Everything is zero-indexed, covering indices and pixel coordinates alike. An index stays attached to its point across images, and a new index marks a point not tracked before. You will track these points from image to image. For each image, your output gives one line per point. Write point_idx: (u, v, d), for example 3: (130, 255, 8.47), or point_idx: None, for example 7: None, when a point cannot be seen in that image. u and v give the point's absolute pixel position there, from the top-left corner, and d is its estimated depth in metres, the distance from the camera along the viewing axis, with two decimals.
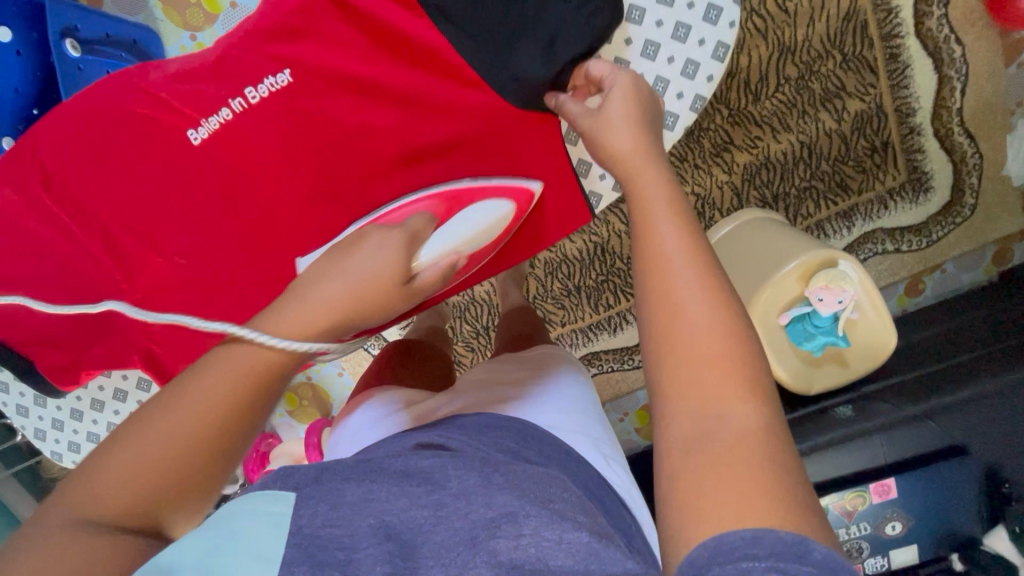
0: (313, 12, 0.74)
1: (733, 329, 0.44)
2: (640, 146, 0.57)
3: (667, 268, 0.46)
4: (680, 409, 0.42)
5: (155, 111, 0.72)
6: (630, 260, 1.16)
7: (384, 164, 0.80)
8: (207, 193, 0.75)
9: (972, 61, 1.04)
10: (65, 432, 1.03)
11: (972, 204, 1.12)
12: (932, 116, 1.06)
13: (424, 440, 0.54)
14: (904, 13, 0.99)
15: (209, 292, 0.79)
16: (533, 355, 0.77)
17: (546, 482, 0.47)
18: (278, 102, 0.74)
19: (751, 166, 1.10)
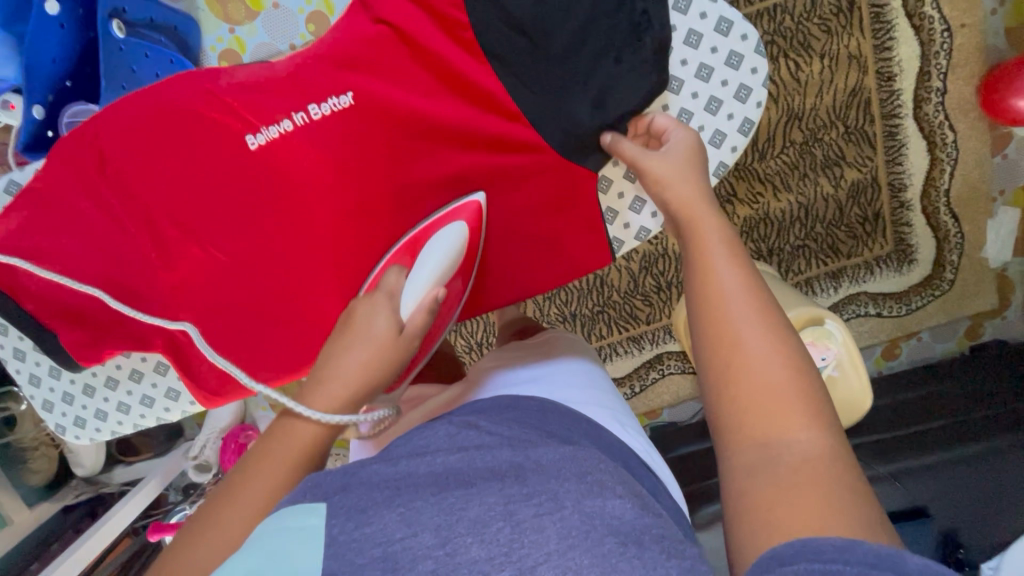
0: (384, 45, 0.76)
1: (795, 361, 0.47)
2: (699, 198, 0.65)
3: (725, 305, 0.52)
4: (747, 438, 0.45)
5: (218, 113, 0.74)
6: (627, 294, 1.20)
7: (426, 188, 0.80)
8: (257, 190, 0.77)
9: (965, 148, 1.11)
10: (72, 407, 0.95)
11: (950, 278, 1.19)
12: (921, 194, 1.13)
13: (461, 420, 0.61)
14: (905, 96, 1.07)
15: (244, 288, 0.80)
16: (535, 342, 0.88)
17: (575, 458, 0.52)
18: (341, 119, 0.76)
19: (750, 219, 1.15)
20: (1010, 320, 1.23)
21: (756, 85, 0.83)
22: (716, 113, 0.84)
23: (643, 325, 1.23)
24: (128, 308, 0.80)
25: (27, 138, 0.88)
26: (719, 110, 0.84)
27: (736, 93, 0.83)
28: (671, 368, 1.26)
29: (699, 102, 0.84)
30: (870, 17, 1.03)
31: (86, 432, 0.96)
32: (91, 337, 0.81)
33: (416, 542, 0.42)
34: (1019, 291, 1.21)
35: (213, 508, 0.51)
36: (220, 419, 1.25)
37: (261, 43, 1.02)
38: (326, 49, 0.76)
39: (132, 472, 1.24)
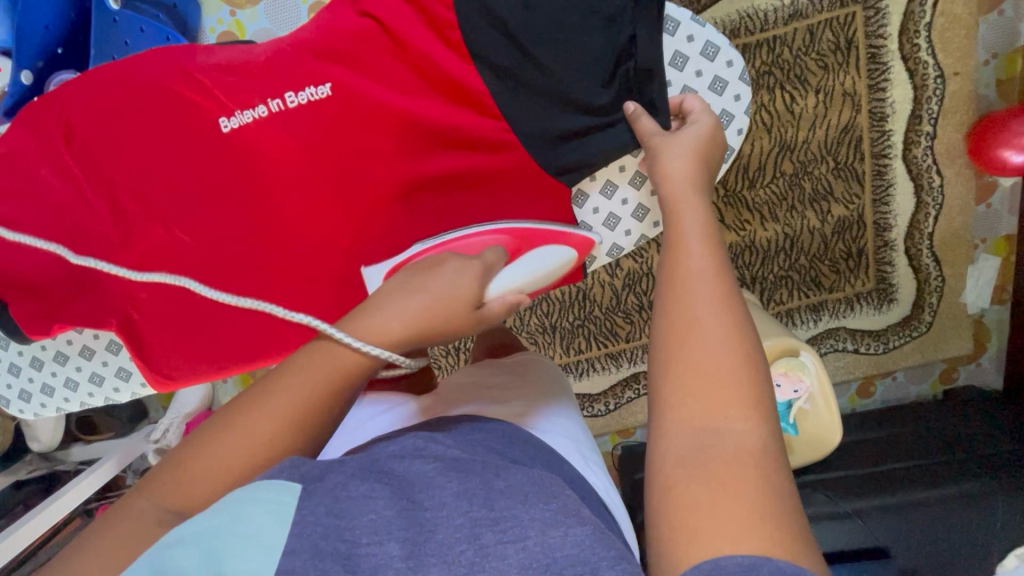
0: (366, 39, 0.74)
1: (748, 354, 0.45)
2: (686, 186, 0.61)
3: (689, 285, 0.49)
4: (681, 420, 0.42)
5: (192, 92, 0.73)
6: (608, 310, 1.20)
7: (398, 183, 0.79)
8: (229, 163, 0.76)
9: (950, 193, 1.13)
10: (19, 380, 0.93)
11: (928, 321, 1.20)
12: (905, 235, 1.14)
13: (421, 434, 0.59)
14: (895, 138, 1.09)
15: (211, 270, 0.79)
16: (517, 360, 0.86)
17: (542, 481, 0.49)
18: (317, 108, 0.75)
19: (736, 246, 1.16)
20: (983, 366, 1.25)
21: (738, 112, 0.82)
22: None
23: (622, 342, 1.22)
24: (89, 282, 0.78)
25: (12, 102, 0.87)
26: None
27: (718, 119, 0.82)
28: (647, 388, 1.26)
29: None
30: (867, 56, 1.04)
31: (31, 406, 0.94)
32: (44, 311, 0.78)
33: (381, 551, 0.43)
34: (994, 339, 1.22)
35: (244, 403, 0.51)
36: (185, 404, 1.23)
37: (262, 28, 1.02)
38: (308, 37, 0.75)
39: (89, 452, 1.21)
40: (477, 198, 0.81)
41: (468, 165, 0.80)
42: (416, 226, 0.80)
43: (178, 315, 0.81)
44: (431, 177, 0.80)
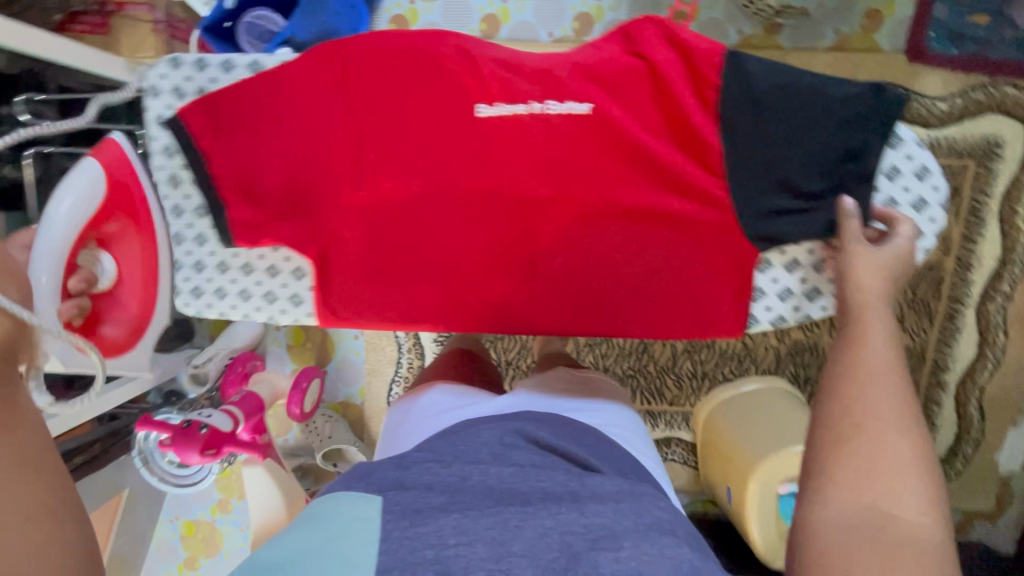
0: (634, 74, 0.69)
1: (923, 461, 0.48)
2: (878, 285, 0.62)
3: (862, 383, 0.53)
4: (847, 501, 0.46)
5: (461, 75, 0.70)
6: (663, 369, 1.23)
7: (600, 221, 0.72)
8: (459, 149, 0.72)
9: (1011, 354, 1.17)
10: (198, 277, 0.81)
11: (958, 468, 1.23)
12: (959, 381, 1.19)
13: (512, 429, 0.67)
14: (973, 289, 1.14)
15: (375, 240, 0.76)
16: (585, 377, 0.92)
17: (633, 492, 0.58)
18: (557, 129, 0.70)
19: (799, 344, 1.19)
20: (998, 527, 1.26)
21: (929, 234, 0.71)
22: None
23: (666, 404, 1.25)
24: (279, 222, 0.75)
25: (210, 22, 0.91)
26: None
27: None
28: (676, 455, 1.27)
29: None
30: (969, 208, 1.11)
31: (198, 304, 0.81)
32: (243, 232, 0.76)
33: (469, 551, 0.49)
34: (1015, 505, 1.24)
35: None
36: (235, 339, 1.23)
37: (431, 21, 1.12)
38: (577, 59, 0.70)
39: None
40: (676, 258, 0.72)
41: (686, 219, 0.71)
42: (612, 259, 0.73)
43: (350, 274, 0.78)
44: (640, 222, 0.72)
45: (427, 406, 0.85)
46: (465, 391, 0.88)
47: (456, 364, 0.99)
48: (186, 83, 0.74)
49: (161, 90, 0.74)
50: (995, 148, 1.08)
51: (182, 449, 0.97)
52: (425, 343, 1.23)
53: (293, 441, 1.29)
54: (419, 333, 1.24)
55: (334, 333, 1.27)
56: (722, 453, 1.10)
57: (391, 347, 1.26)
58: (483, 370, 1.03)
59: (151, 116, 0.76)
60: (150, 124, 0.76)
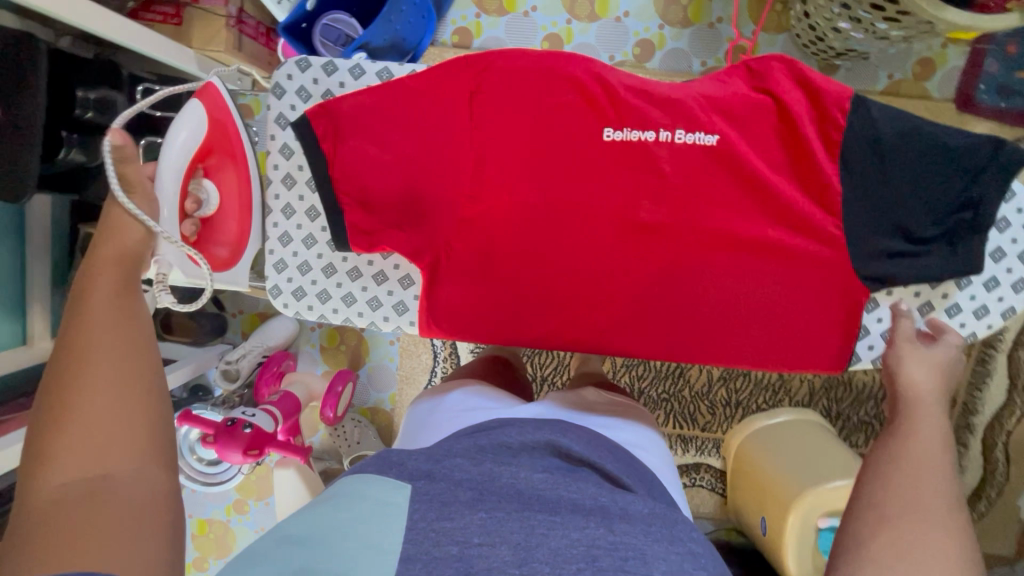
0: (759, 110, 0.70)
1: (968, 553, 0.47)
2: (926, 385, 0.64)
3: (904, 467, 0.54)
4: (883, 564, 0.46)
5: (591, 99, 0.71)
6: (697, 395, 1.24)
7: (711, 252, 0.73)
8: (579, 170, 0.73)
9: None
10: (302, 277, 0.84)
11: (982, 510, 1.24)
12: (988, 424, 1.21)
13: (545, 438, 0.64)
14: (1007, 335, 1.17)
15: (479, 252, 0.76)
16: (619, 402, 0.89)
17: (665, 516, 0.55)
18: (683, 158, 0.71)
19: (833, 378, 1.21)
20: None
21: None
22: (988, 291, 0.75)
23: (697, 430, 1.25)
24: (386, 226, 0.75)
25: (290, 23, 0.87)
26: (992, 289, 0.75)
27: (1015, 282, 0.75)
28: (704, 481, 1.27)
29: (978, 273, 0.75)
30: None
31: (297, 305, 0.85)
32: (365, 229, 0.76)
33: (492, 553, 0.48)
34: None
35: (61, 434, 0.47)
36: (271, 337, 1.22)
37: (495, 36, 1.13)
38: (711, 89, 0.71)
39: (157, 349, 1.19)
40: (784, 291, 0.73)
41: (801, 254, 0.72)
42: (718, 287, 0.74)
43: (450, 284, 0.78)
44: (754, 254, 0.73)
45: (459, 401, 0.84)
46: (491, 391, 0.87)
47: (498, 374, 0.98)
48: (313, 85, 0.80)
49: (286, 89, 0.80)
50: None
51: (223, 447, 0.98)
52: (462, 353, 1.23)
53: (318, 445, 1.28)
54: (456, 342, 1.23)
55: (368, 338, 1.26)
56: (757, 483, 1.10)
57: (426, 355, 1.25)
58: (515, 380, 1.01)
59: (272, 116, 0.81)
60: (272, 124, 0.81)
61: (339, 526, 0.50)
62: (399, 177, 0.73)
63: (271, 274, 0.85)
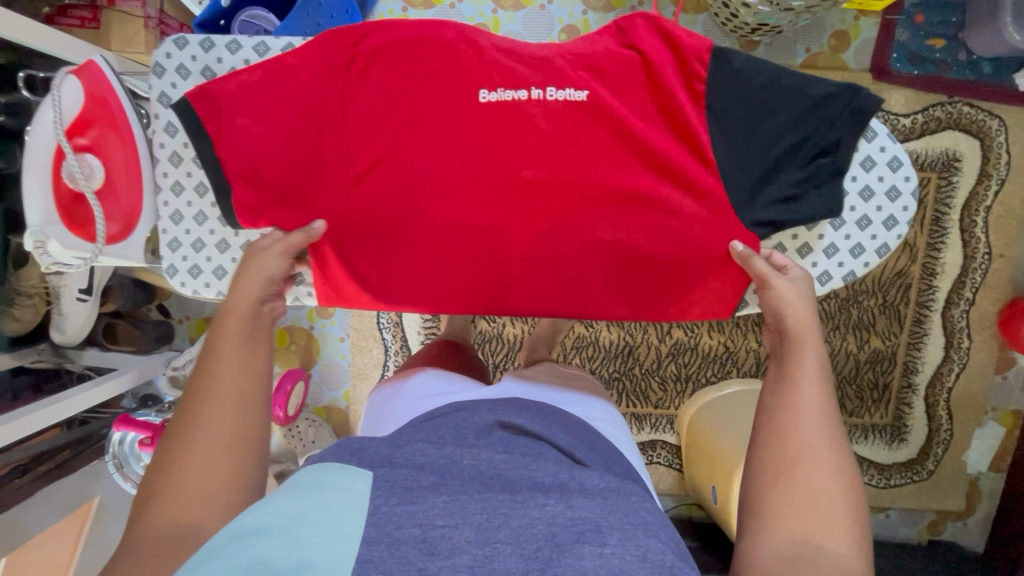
0: (625, 66, 0.74)
1: (850, 491, 0.55)
2: (801, 320, 0.68)
3: (795, 421, 0.60)
4: (787, 530, 0.54)
5: (463, 64, 0.74)
6: (648, 371, 1.25)
7: (595, 204, 0.75)
8: (461, 132, 0.75)
9: (975, 357, 1.23)
10: (197, 255, 0.85)
11: (930, 468, 1.27)
12: (928, 382, 1.24)
13: (492, 418, 0.63)
14: (939, 295, 1.20)
15: (374, 219, 0.77)
16: (575, 373, 0.88)
17: (623, 490, 0.51)
18: (560, 113, 0.74)
19: None
20: (969, 527, 1.30)
21: (903, 221, 0.79)
22: (861, 231, 0.79)
23: (650, 407, 1.27)
24: (281, 199, 0.78)
25: (206, 19, 0.90)
26: (865, 229, 0.79)
27: (884, 221, 0.79)
28: (661, 458, 1.29)
29: (852, 215, 0.79)
30: (931, 218, 1.18)
31: (195, 283, 0.85)
32: (260, 203, 0.78)
33: (456, 534, 0.44)
34: (984, 504, 1.29)
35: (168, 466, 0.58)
36: None
37: None
38: (582, 48, 0.75)
39: (101, 359, 1.18)
40: (675, 239, 0.75)
41: (675, 198, 0.74)
42: (607, 237, 0.76)
43: (348, 254, 0.79)
44: (634, 202, 0.75)
45: (417, 388, 0.79)
46: (442, 376, 0.82)
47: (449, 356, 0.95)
48: (191, 61, 0.82)
49: (166, 68, 0.82)
50: (954, 162, 1.15)
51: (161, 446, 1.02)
52: (412, 345, 1.23)
53: None
54: (405, 335, 1.23)
55: (319, 336, 1.26)
56: (706, 453, 1.11)
57: (378, 350, 1.25)
58: (470, 362, 0.99)
59: (154, 95, 0.83)
60: (154, 103, 0.83)
61: (300, 515, 0.45)
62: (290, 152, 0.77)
63: (166, 255, 0.86)
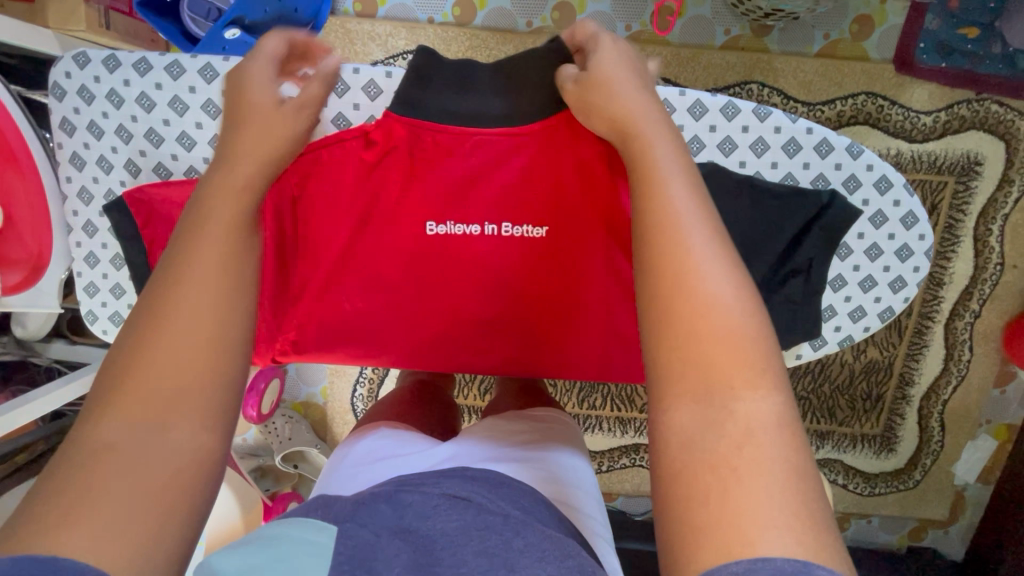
0: (582, 190, 0.69)
1: (739, 301, 0.39)
2: (642, 116, 0.53)
3: (673, 231, 0.42)
4: (691, 401, 0.36)
5: (411, 194, 0.71)
6: None
7: (549, 334, 0.76)
8: (411, 261, 0.73)
9: (974, 371, 1.19)
10: (118, 302, 0.81)
11: (917, 479, 1.25)
12: (924, 394, 1.20)
13: (449, 489, 0.55)
14: (944, 306, 1.14)
15: (337, 338, 0.78)
16: (540, 416, 0.82)
17: (560, 541, 0.50)
18: (515, 246, 0.72)
19: None
20: (950, 535, 1.30)
21: (911, 284, 0.74)
22: (863, 293, 0.74)
23: (635, 411, 1.23)
24: None
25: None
26: (868, 291, 0.74)
27: (890, 283, 0.74)
28: (642, 460, 1.27)
29: (857, 276, 0.74)
30: (944, 224, 1.10)
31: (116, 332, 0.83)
32: None
33: None
34: (968, 514, 1.28)
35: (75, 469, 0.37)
36: None
37: (401, 4, 1.04)
38: (521, 168, 0.69)
39: (68, 352, 1.13)
40: (620, 365, 0.77)
41: (617, 309, 0.74)
42: (559, 364, 0.78)
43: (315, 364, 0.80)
44: (592, 324, 0.75)
45: (366, 451, 0.75)
46: (391, 453, 0.73)
47: (418, 397, 0.91)
48: (93, 82, 0.74)
49: (66, 89, 0.75)
50: (975, 166, 1.06)
51: None
52: None
53: (252, 440, 1.27)
54: None
55: None
56: None
57: None
58: (442, 402, 0.94)
59: (56, 120, 0.76)
60: (55, 130, 0.76)
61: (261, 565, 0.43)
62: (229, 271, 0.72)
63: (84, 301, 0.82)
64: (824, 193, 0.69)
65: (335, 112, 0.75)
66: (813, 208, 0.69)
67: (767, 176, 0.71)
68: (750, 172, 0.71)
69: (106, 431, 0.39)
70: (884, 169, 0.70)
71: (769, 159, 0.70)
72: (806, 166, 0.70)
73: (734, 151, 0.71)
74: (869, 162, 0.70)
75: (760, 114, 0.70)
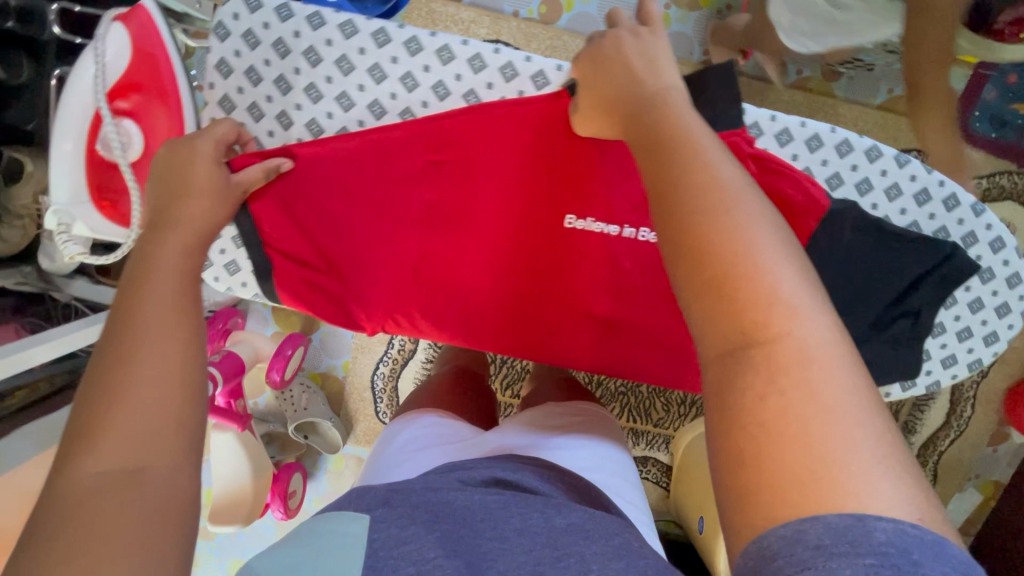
0: None
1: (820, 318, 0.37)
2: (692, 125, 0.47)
3: (750, 258, 0.37)
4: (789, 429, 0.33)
5: (552, 185, 0.73)
6: (655, 391, 1.24)
7: (654, 335, 0.81)
8: (534, 248, 0.77)
9: (973, 427, 1.24)
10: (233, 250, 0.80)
11: None
12: (923, 443, 1.25)
13: (491, 473, 0.58)
14: None
15: (447, 313, 0.81)
16: (582, 408, 0.83)
17: (600, 518, 0.52)
18: (643, 249, 0.74)
19: None
20: None
21: (1003, 338, 0.81)
22: (958, 342, 0.81)
23: (650, 425, 1.26)
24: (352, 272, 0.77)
25: None
26: (963, 340, 0.81)
27: (985, 336, 0.81)
28: (647, 474, 1.29)
29: (956, 325, 0.81)
30: None
31: (230, 281, 0.81)
32: (324, 287, 0.78)
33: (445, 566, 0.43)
34: None
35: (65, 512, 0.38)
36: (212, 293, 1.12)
37: None
38: None
39: (90, 291, 1.07)
40: None
41: None
42: (658, 362, 0.83)
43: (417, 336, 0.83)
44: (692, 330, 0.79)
45: (411, 436, 0.75)
46: (445, 437, 0.74)
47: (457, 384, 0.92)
48: (262, 29, 0.74)
49: (231, 30, 0.73)
50: None
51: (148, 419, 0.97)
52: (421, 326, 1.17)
53: (262, 406, 1.24)
54: None
55: None
56: (698, 485, 1.09)
57: None
58: (485, 393, 0.96)
59: (212, 60, 0.75)
60: (211, 70, 0.75)
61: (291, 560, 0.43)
62: (362, 239, 0.75)
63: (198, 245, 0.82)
64: (947, 244, 0.74)
65: (499, 95, 0.77)
66: (939, 258, 0.74)
67: (894, 221, 0.77)
68: (881, 215, 0.76)
69: (84, 475, 0.40)
70: (1002, 230, 0.76)
71: (899, 206, 0.76)
72: (931, 217, 0.76)
73: (869, 193, 0.76)
74: (988, 221, 0.76)
75: (899, 161, 0.75)
